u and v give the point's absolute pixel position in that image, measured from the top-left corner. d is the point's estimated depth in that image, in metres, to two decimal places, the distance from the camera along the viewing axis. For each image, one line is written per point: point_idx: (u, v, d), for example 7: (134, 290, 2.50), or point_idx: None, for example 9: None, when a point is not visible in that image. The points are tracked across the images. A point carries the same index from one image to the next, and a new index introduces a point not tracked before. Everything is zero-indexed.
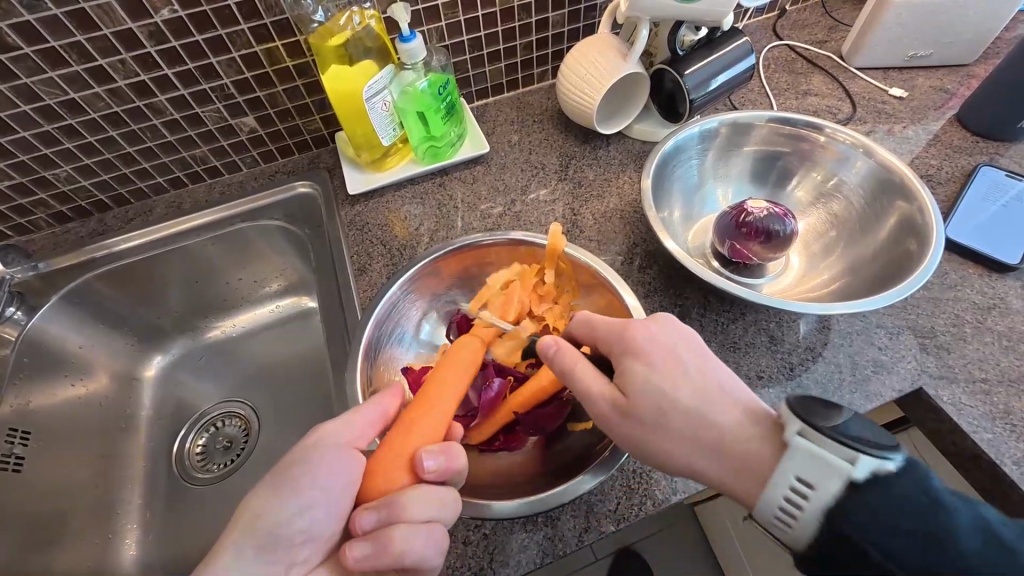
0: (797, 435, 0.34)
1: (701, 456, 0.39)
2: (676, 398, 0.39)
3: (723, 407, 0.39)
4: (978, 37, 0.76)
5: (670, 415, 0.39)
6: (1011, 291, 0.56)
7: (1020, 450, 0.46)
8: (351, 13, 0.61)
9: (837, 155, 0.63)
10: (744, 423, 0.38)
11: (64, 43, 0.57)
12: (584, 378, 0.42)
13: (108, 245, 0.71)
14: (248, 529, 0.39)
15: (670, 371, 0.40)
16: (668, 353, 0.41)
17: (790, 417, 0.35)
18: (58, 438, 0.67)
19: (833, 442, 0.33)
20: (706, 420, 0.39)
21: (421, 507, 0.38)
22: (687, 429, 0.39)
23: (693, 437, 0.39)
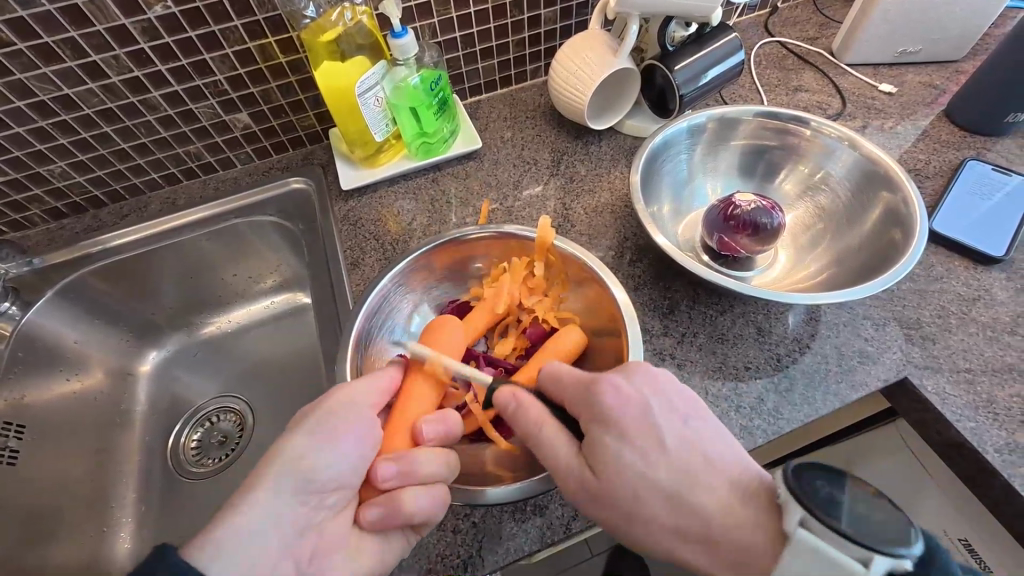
0: (799, 527, 0.32)
1: (677, 541, 0.37)
2: (644, 473, 0.38)
3: (705, 484, 0.37)
4: (967, 34, 0.77)
5: (641, 495, 0.38)
6: (996, 283, 0.57)
7: (1002, 438, 0.47)
8: (343, 9, 0.61)
9: (822, 148, 0.64)
10: (728, 498, 0.37)
11: (57, 39, 0.57)
12: (552, 433, 0.41)
13: (103, 240, 0.72)
14: (285, 470, 0.41)
15: (639, 441, 0.38)
16: (637, 415, 0.39)
17: (791, 503, 0.33)
18: (53, 432, 0.67)
19: (834, 535, 0.31)
20: (686, 503, 0.37)
21: (430, 465, 0.43)
22: (667, 516, 0.37)
23: (672, 523, 0.37)
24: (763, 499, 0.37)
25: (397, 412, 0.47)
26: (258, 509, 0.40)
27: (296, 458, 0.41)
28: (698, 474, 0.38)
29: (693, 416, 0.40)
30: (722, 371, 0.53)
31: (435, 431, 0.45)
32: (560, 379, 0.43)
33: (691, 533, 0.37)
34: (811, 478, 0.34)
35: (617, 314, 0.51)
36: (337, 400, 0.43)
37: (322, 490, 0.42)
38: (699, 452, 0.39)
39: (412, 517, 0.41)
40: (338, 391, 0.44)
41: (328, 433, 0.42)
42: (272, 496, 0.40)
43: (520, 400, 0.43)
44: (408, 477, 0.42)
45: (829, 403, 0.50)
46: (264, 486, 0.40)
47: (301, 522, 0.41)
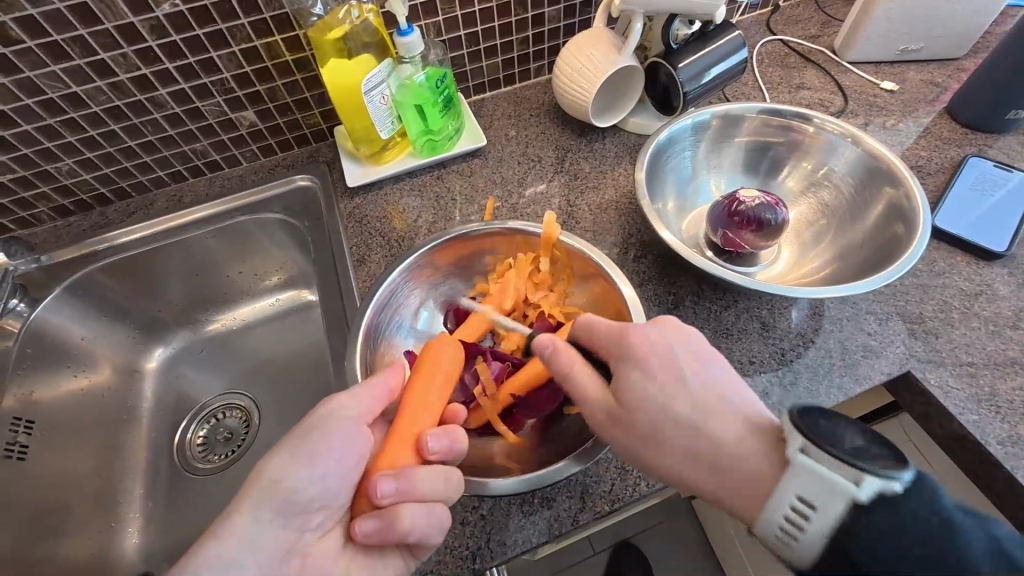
0: (800, 452, 0.33)
1: (689, 467, 0.38)
2: (665, 405, 0.39)
3: (719, 416, 0.38)
4: (967, 32, 0.77)
5: (661, 423, 0.39)
6: (998, 278, 0.57)
7: (1004, 430, 0.47)
8: (349, 7, 0.61)
9: (825, 144, 0.65)
10: (741, 432, 0.37)
11: (66, 38, 0.58)
12: (582, 370, 0.42)
13: (110, 238, 0.72)
14: (265, 493, 0.40)
15: (661, 374, 0.39)
16: (664, 356, 0.40)
17: (793, 432, 0.34)
18: (61, 428, 0.68)
19: (830, 457, 0.32)
20: (700, 431, 0.38)
21: (431, 483, 0.41)
22: (678, 441, 0.38)
23: (685, 447, 0.38)
24: (771, 437, 0.37)
25: (398, 422, 0.45)
26: (238, 535, 0.39)
27: (278, 480, 0.40)
28: (713, 405, 0.38)
29: (714, 360, 0.41)
30: (727, 366, 0.54)
31: (440, 444, 0.43)
32: (595, 335, 0.43)
33: (702, 457, 0.38)
34: (813, 416, 0.34)
35: (624, 309, 0.52)
36: (319, 416, 0.42)
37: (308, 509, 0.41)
38: (716, 390, 0.39)
39: (407, 536, 0.40)
40: (328, 400, 0.43)
41: (307, 451, 0.41)
42: (253, 515, 0.40)
43: (557, 345, 0.43)
44: (407, 494, 0.40)
45: (832, 397, 0.51)
46: (242, 508, 0.40)
47: (284, 544, 0.40)
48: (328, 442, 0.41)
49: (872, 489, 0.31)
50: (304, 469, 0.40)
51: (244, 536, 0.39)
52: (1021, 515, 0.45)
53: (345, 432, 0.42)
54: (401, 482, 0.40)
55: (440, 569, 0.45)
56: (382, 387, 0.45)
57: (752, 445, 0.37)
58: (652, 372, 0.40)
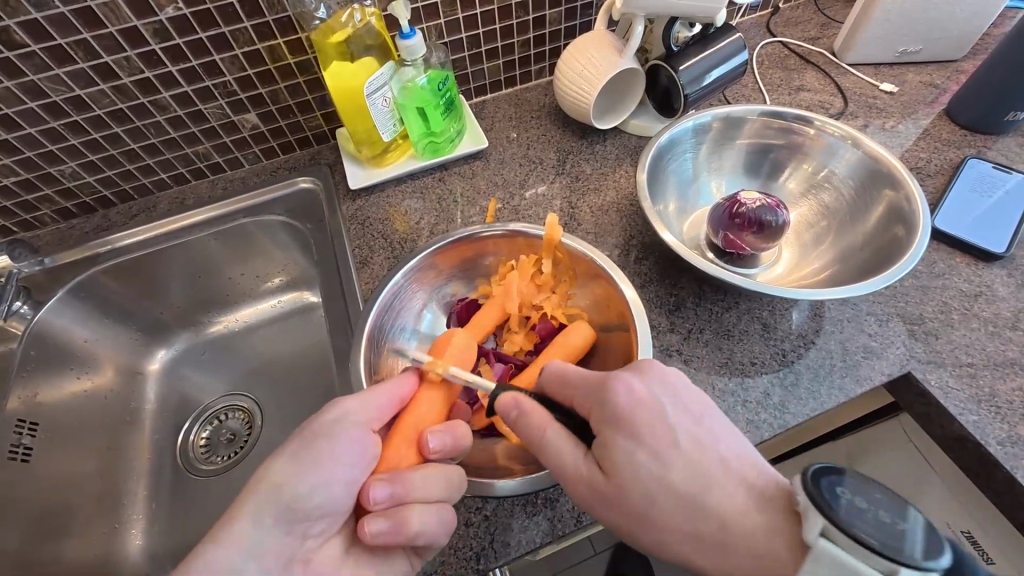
0: (821, 536, 0.32)
1: (689, 540, 0.37)
2: (659, 474, 0.38)
3: (718, 486, 0.37)
4: (966, 33, 0.78)
5: (655, 497, 0.37)
6: (997, 279, 0.57)
7: (1004, 430, 0.47)
8: (352, 10, 0.62)
9: (825, 147, 0.65)
10: (744, 504, 0.37)
11: (70, 41, 0.58)
12: (557, 435, 0.41)
13: (113, 240, 0.72)
14: (271, 510, 0.40)
15: (654, 444, 0.38)
16: (653, 415, 0.39)
17: (813, 512, 0.33)
18: (65, 430, 0.68)
19: (858, 546, 0.31)
20: (700, 505, 0.37)
21: (432, 485, 0.42)
22: (679, 522, 0.37)
23: (686, 525, 0.37)
24: (781, 507, 0.36)
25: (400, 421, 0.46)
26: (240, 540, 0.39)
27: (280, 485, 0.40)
28: (705, 469, 0.38)
29: (705, 414, 0.41)
30: (728, 367, 0.54)
31: (441, 441, 0.44)
32: (571, 384, 0.42)
33: (704, 536, 0.36)
34: (828, 486, 0.34)
35: (626, 311, 0.52)
36: (322, 424, 0.42)
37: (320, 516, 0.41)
38: (710, 452, 0.39)
39: (415, 539, 0.40)
40: (333, 406, 0.43)
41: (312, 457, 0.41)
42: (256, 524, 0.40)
43: (523, 406, 0.42)
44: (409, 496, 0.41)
45: (834, 397, 0.51)
46: (241, 520, 0.39)
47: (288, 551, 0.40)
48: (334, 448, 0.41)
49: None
50: (310, 475, 0.40)
51: (249, 543, 0.39)
52: (1020, 514, 0.46)
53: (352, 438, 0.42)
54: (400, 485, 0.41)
55: (445, 569, 0.45)
56: (386, 392, 0.46)
57: (757, 518, 0.36)
58: (643, 438, 0.38)
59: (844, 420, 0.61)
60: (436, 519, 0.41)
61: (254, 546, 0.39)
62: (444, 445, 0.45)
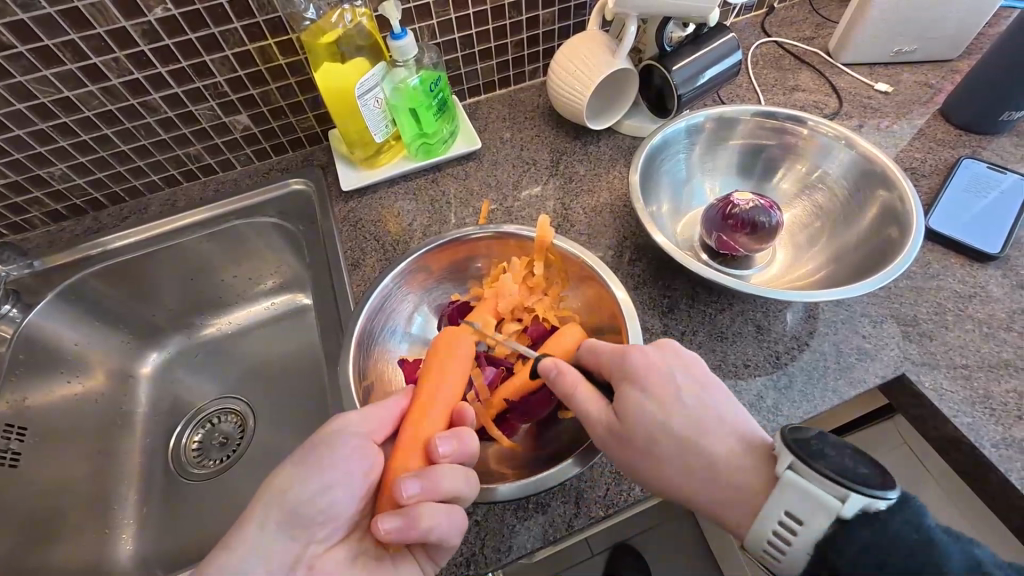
0: (789, 469, 0.33)
1: (680, 475, 0.38)
2: (662, 421, 0.39)
3: (713, 433, 0.39)
4: (962, 32, 0.78)
5: (654, 437, 0.39)
6: (992, 280, 0.57)
7: (998, 432, 0.47)
8: (342, 11, 0.61)
9: (819, 147, 0.65)
10: (731, 448, 0.38)
11: (58, 42, 0.58)
12: (586, 395, 0.41)
13: (104, 243, 0.72)
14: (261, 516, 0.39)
15: (660, 395, 0.40)
16: (663, 374, 0.40)
17: (781, 448, 0.34)
18: (55, 434, 0.67)
19: (820, 476, 0.32)
20: (696, 448, 0.38)
21: (454, 481, 0.41)
22: (670, 454, 0.39)
23: (677, 458, 0.38)
24: (763, 454, 0.37)
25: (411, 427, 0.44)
26: (240, 544, 0.39)
27: (282, 491, 0.40)
28: (703, 419, 0.39)
29: (712, 382, 0.41)
30: (722, 369, 0.53)
31: (449, 449, 0.42)
32: (597, 351, 0.44)
33: (694, 469, 0.38)
34: (805, 435, 0.34)
35: (618, 312, 0.52)
36: (325, 437, 0.42)
37: (312, 523, 0.40)
38: (711, 411, 0.40)
39: (429, 536, 0.39)
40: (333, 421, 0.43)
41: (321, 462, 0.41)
42: (251, 527, 0.40)
43: (562, 367, 0.43)
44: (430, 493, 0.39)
45: (827, 400, 0.51)
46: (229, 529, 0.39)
47: (290, 556, 0.40)
48: (339, 455, 0.41)
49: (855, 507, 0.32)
50: (303, 481, 0.40)
51: (239, 550, 0.39)
52: (1015, 518, 0.45)
53: (360, 445, 0.42)
54: (426, 483, 0.39)
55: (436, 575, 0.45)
56: (389, 407, 0.46)
57: (743, 458, 0.37)
58: (653, 390, 0.40)
59: (840, 422, 0.61)
60: (449, 520, 0.40)
61: (244, 553, 0.39)
62: (453, 450, 0.42)
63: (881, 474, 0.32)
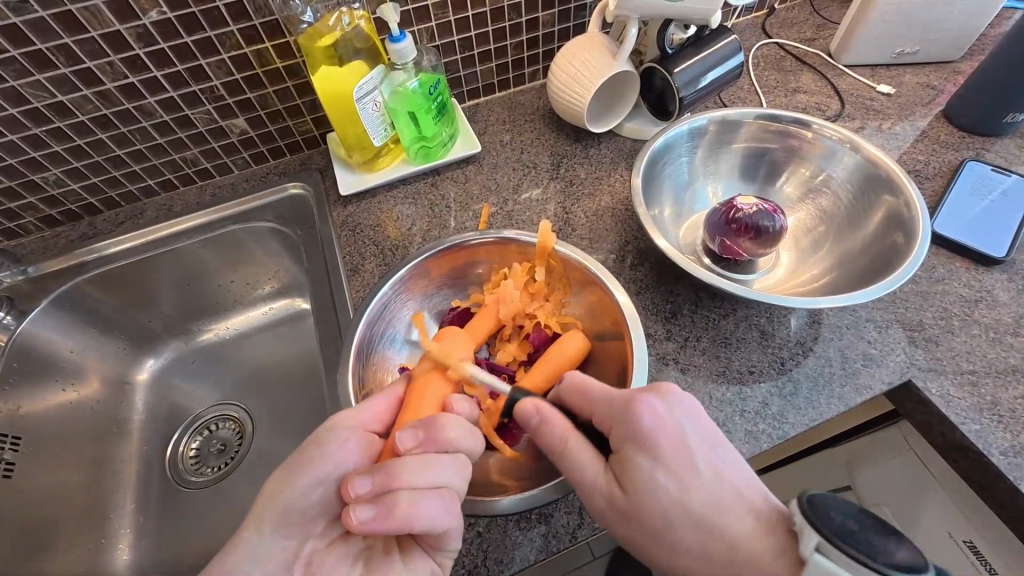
0: (816, 551, 0.33)
1: (697, 558, 0.37)
2: (677, 498, 0.38)
3: (731, 511, 0.37)
4: (964, 34, 0.77)
5: (671, 519, 0.38)
6: (998, 284, 0.57)
7: (1006, 439, 0.47)
8: (340, 13, 0.60)
9: (823, 150, 0.64)
10: (750, 527, 0.37)
11: (51, 46, 0.57)
12: (580, 448, 0.41)
13: (100, 248, 0.71)
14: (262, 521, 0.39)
15: (673, 466, 0.38)
16: (675, 441, 0.39)
17: (807, 530, 0.33)
18: (49, 443, 0.66)
19: (848, 559, 0.31)
20: (713, 527, 0.37)
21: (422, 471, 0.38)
22: (687, 536, 0.37)
23: (695, 544, 0.37)
24: (784, 535, 0.36)
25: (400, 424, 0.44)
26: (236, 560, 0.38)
27: (277, 490, 0.39)
28: (714, 491, 0.38)
29: (720, 443, 0.40)
30: (726, 376, 0.53)
31: (412, 439, 0.40)
32: (592, 400, 0.42)
33: (716, 556, 0.37)
34: (825, 508, 0.34)
35: (621, 319, 0.51)
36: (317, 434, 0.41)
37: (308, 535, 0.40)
38: (726, 480, 0.38)
39: (412, 524, 0.37)
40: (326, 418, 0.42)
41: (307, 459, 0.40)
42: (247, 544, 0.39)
43: (543, 413, 0.42)
44: (392, 484, 0.38)
45: (833, 407, 0.50)
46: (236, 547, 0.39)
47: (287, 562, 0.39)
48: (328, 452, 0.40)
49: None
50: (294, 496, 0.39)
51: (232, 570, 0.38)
52: None
53: (347, 439, 0.41)
54: (377, 478, 0.38)
55: None
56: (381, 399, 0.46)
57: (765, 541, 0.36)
58: (662, 458, 0.38)
59: (845, 428, 0.60)
60: (429, 508, 0.38)
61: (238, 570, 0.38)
62: (421, 440, 0.40)
63: (912, 552, 0.31)
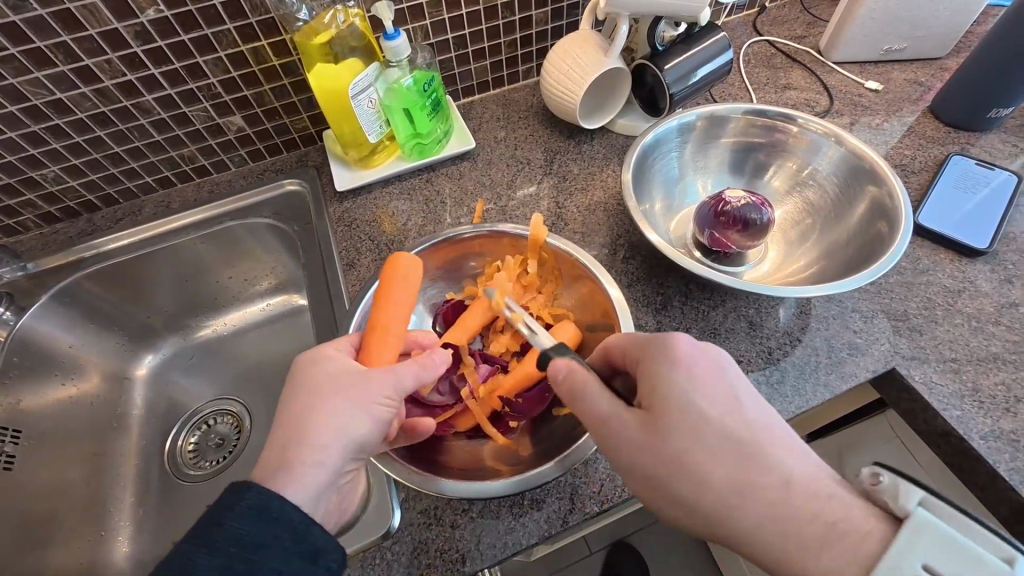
0: (921, 504, 0.31)
1: (742, 497, 0.33)
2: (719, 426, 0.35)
3: (783, 452, 0.35)
4: (950, 32, 0.78)
5: (712, 445, 0.35)
6: (980, 274, 0.58)
7: (986, 424, 0.48)
8: (335, 12, 0.62)
9: (809, 144, 0.65)
10: (807, 476, 0.34)
11: (49, 44, 0.57)
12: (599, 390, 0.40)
13: (99, 245, 0.72)
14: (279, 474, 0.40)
15: (716, 396, 0.37)
16: (717, 373, 0.38)
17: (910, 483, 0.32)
18: (49, 437, 0.67)
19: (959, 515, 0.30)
20: (761, 465, 0.34)
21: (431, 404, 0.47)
22: (731, 470, 0.34)
23: (741, 481, 0.34)
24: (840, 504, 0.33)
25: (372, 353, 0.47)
26: None
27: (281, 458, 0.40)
28: (760, 444, 0.35)
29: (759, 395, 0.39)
30: None
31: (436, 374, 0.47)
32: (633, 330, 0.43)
33: (765, 496, 0.33)
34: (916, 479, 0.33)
35: (610, 310, 0.52)
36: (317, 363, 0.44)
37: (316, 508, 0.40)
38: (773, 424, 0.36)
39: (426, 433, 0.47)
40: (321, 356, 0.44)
41: (370, 409, 0.41)
42: None
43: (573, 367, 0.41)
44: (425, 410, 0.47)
45: (819, 394, 0.51)
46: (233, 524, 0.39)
47: None
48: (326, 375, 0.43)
49: (1022, 569, 0.28)
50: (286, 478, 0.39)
51: None
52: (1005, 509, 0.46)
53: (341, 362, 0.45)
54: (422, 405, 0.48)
55: (431, 572, 0.45)
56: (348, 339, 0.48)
57: (834, 503, 0.32)
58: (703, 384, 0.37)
59: (833, 417, 0.61)
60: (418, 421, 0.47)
61: None
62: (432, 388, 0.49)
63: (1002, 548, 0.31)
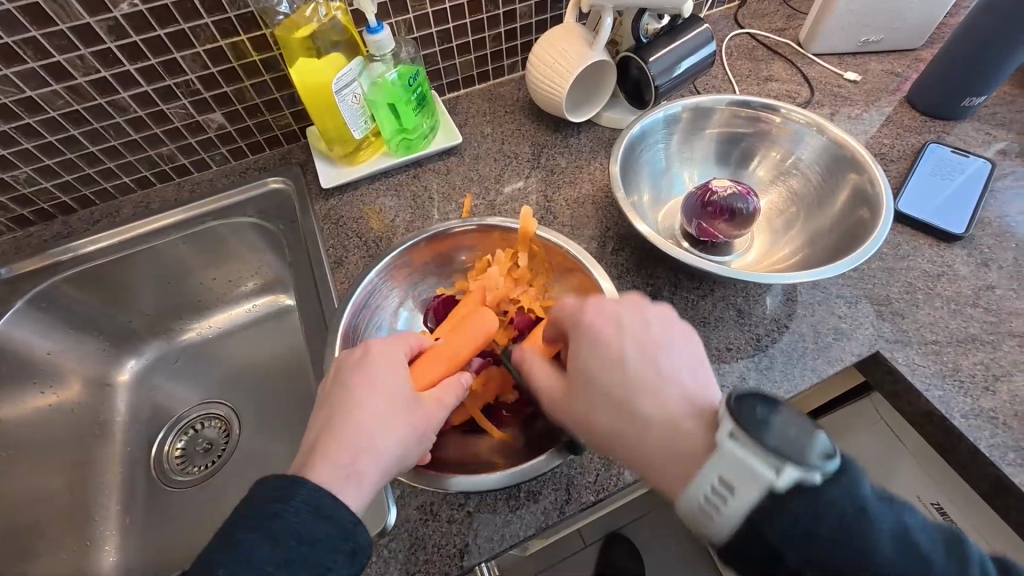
0: (728, 436, 0.32)
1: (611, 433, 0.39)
2: (600, 378, 0.40)
3: (656, 396, 0.38)
4: (924, 23, 0.80)
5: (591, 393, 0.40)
6: (958, 258, 0.59)
7: (966, 403, 0.49)
8: (317, 4, 0.60)
9: (791, 134, 0.66)
10: (671, 411, 0.37)
11: (18, 39, 0.55)
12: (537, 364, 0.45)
13: (76, 247, 0.70)
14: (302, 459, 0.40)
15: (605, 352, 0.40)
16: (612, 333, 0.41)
17: (724, 416, 0.32)
18: (28, 447, 0.65)
19: (756, 445, 0.30)
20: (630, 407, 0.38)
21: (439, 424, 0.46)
22: (605, 410, 0.39)
23: (610, 420, 0.39)
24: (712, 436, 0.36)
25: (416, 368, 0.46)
26: None
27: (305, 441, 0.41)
28: (634, 389, 0.39)
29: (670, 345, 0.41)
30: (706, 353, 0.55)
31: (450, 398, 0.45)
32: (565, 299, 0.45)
33: (627, 430, 0.38)
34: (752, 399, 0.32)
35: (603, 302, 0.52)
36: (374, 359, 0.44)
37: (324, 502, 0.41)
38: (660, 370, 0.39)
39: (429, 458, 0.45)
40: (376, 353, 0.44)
41: (415, 441, 0.41)
42: None
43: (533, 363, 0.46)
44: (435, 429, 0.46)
45: (807, 378, 0.52)
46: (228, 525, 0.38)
47: None
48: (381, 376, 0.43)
49: (792, 479, 0.30)
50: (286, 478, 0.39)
51: None
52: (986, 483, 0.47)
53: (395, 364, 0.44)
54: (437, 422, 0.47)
55: (429, 568, 0.45)
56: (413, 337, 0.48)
57: (689, 431, 0.36)
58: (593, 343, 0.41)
59: (820, 401, 0.63)
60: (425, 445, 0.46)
61: None
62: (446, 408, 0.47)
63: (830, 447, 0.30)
